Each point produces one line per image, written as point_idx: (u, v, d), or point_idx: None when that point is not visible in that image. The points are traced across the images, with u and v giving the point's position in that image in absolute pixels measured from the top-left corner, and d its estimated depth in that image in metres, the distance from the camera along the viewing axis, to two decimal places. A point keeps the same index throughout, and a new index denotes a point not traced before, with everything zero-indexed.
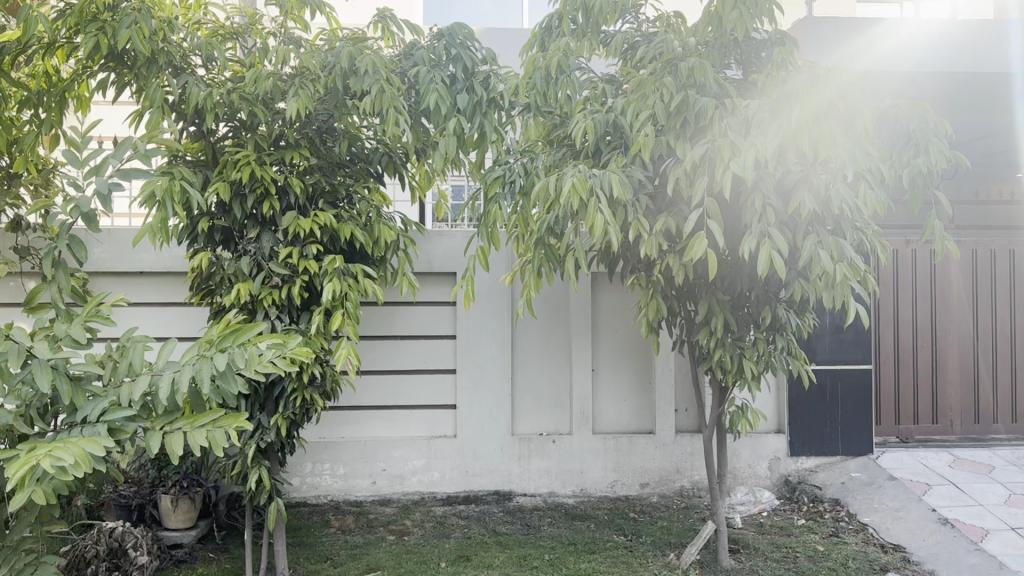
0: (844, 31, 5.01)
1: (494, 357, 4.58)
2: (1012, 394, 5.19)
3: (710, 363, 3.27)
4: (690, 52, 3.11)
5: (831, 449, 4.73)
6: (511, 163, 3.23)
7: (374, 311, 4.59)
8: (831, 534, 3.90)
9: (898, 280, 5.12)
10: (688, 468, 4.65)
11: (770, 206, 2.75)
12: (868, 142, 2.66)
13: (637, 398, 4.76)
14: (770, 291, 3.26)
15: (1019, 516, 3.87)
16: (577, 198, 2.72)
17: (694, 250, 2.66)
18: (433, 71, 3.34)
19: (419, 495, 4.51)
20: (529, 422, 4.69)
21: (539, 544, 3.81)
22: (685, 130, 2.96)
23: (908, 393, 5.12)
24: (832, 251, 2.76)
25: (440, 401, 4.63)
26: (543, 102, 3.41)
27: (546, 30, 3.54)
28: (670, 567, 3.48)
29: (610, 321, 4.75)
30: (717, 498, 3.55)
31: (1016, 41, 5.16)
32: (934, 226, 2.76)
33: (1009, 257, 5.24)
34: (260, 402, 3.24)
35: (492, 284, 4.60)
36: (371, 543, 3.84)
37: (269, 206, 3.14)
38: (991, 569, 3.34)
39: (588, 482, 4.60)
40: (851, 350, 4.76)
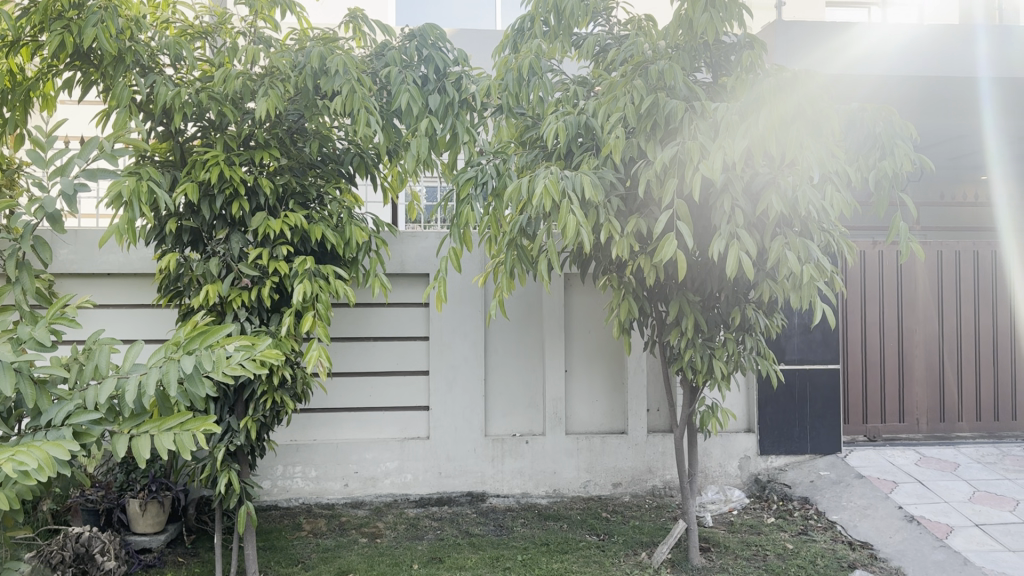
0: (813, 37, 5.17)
1: (467, 358, 4.58)
2: (976, 392, 5.28)
3: (681, 363, 3.30)
4: (660, 54, 3.14)
5: (800, 448, 4.79)
6: (483, 163, 3.22)
7: (346, 312, 4.57)
8: (801, 532, 3.94)
9: (866, 280, 5.19)
10: (660, 467, 4.68)
11: (739, 208, 2.78)
12: (834, 145, 2.70)
13: (609, 398, 4.78)
14: (739, 291, 3.29)
15: (982, 512, 3.95)
16: (548, 200, 2.73)
17: (664, 251, 2.68)
18: (405, 71, 3.33)
19: (392, 496, 4.50)
20: (502, 422, 4.69)
21: (511, 544, 3.82)
22: (655, 132, 2.99)
23: (875, 392, 5.19)
24: (799, 252, 2.79)
25: (412, 402, 4.62)
26: (515, 103, 3.41)
27: (520, 31, 3.55)
28: (642, 566, 3.50)
29: (582, 322, 4.77)
30: (688, 497, 3.57)
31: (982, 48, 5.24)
32: (899, 228, 2.80)
33: (973, 258, 5.33)
34: (230, 403, 3.21)
35: (464, 285, 4.59)
36: (343, 545, 3.82)
37: (238, 206, 3.12)
38: (955, 566, 3.39)
39: (561, 483, 4.61)
40: (820, 350, 4.82)
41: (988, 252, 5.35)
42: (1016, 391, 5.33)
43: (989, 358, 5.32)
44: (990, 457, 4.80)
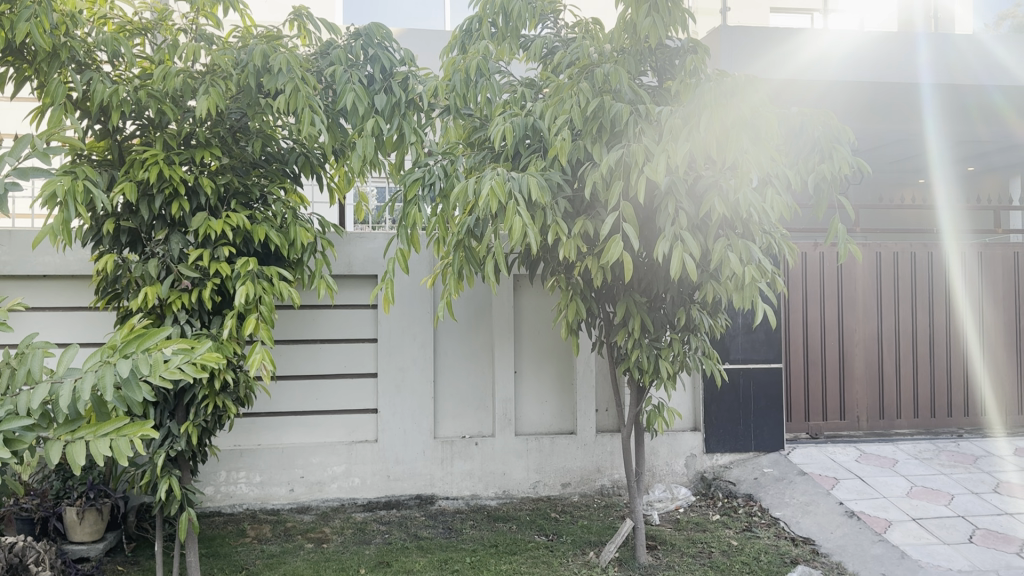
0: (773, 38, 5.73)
1: (416, 360, 4.55)
2: (914, 390, 5.43)
3: (628, 364, 3.33)
4: (606, 58, 3.16)
5: (744, 446, 4.87)
6: (431, 163, 3.18)
7: (291, 314, 4.51)
8: (745, 529, 4.01)
9: (807, 279, 5.31)
10: (609, 467, 4.71)
11: (683, 210, 2.81)
12: (774, 149, 2.74)
13: (558, 399, 4.80)
14: (684, 292, 3.34)
15: (919, 507, 4.06)
16: (495, 201, 2.72)
17: (610, 253, 2.71)
18: (350, 71, 3.30)
19: (339, 501, 4.45)
20: (451, 424, 4.67)
21: (460, 547, 3.80)
22: (602, 135, 3.01)
23: (818, 390, 5.30)
24: (740, 253, 2.85)
25: (360, 406, 4.58)
26: (462, 104, 3.38)
27: (467, 33, 3.54)
28: (590, 565, 3.52)
29: (532, 323, 4.78)
30: (636, 495, 3.61)
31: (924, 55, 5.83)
32: (838, 230, 2.86)
33: (911, 259, 5.47)
34: (170, 408, 3.16)
35: (412, 286, 4.57)
36: (289, 551, 3.77)
37: (178, 207, 3.05)
38: (894, 559, 3.48)
39: (510, 483, 4.61)
40: (763, 350, 4.91)
41: (925, 254, 5.50)
42: (952, 388, 5.48)
43: (926, 356, 5.47)
44: (927, 453, 4.94)
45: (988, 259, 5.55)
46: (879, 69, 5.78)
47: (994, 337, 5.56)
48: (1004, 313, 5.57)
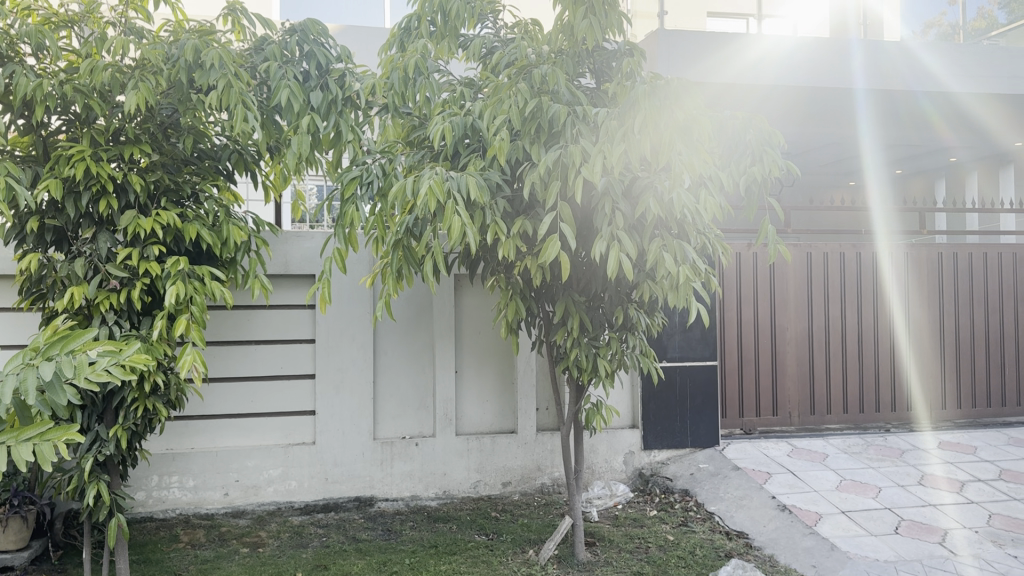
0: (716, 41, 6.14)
1: (355, 360, 4.51)
2: (843, 385, 5.60)
3: (567, 363, 3.35)
4: (543, 59, 3.18)
5: (680, 442, 4.95)
6: (368, 162, 3.12)
7: (225, 315, 4.43)
8: (681, 524, 4.08)
9: (740, 279, 5.43)
10: (549, 465, 4.74)
11: (620, 210, 2.85)
12: (707, 151, 2.80)
13: (499, 399, 4.81)
14: (622, 292, 3.38)
15: (848, 500, 4.19)
16: (434, 200, 2.70)
17: (547, 252, 2.73)
18: (285, 67, 3.26)
19: (275, 505, 4.38)
20: (391, 425, 4.64)
21: (399, 548, 3.78)
22: (539, 135, 3.02)
23: (751, 387, 5.42)
24: (675, 253, 2.90)
25: (297, 407, 4.52)
26: (400, 102, 3.36)
27: (406, 31, 3.50)
28: (529, 563, 3.54)
29: (472, 323, 4.77)
30: (574, 493, 3.64)
31: (857, 61, 6.29)
32: (768, 232, 2.93)
33: (840, 260, 5.64)
34: (98, 411, 3.08)
35: (350, 286, 4.52)
36: (224, 556, 3.70)
37: (106, 204, 2.98)
38: (823, 551, 3.58)
39: (450, 484, 4.61)
40: (699, 348, 5.00)
41: (854, 255, 5.67)
42: (879, 384, 5.67)
43: (855, 354, 5.64)
44: (856, 448, 5.10)
45: (913, 260, 5.74)
46: (816, 72, 6.22)
47: (919, 335, 5.76)
48: (928, 312, 5.77)
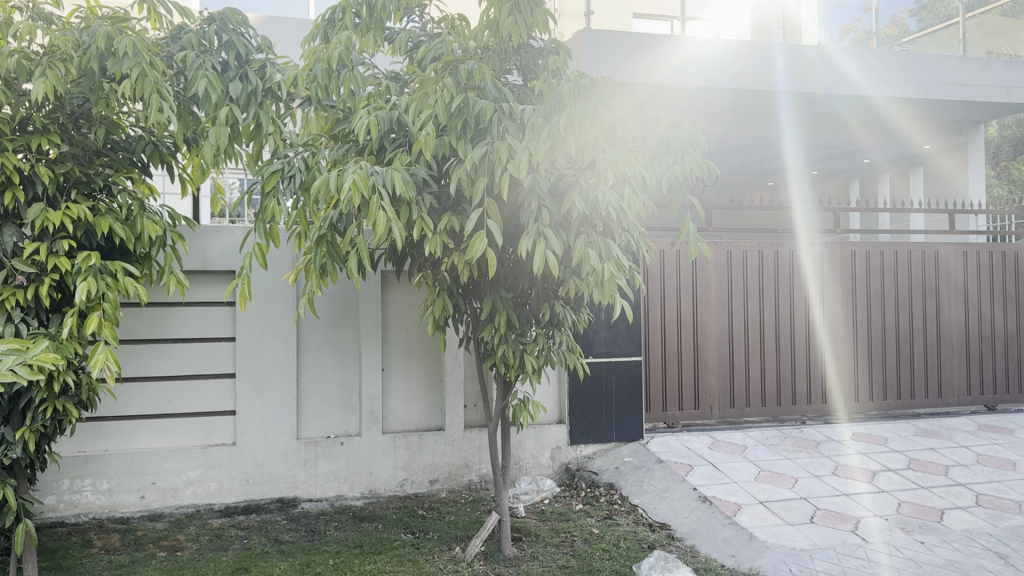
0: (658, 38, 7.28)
1: (277, 359, 4.41)
2: (761, 379, 5.76)
3: (495, 359, 3.36)
4: (469, 54, 3.16)
5: (606, 436, 5.01)
6: (290, 155, 3.02)
7: (139, 313, 4.29)
8: (606, 517, 4.13)
9: (664, 277, 5.52)
10: (477, 461, 4.74)
11: (546, 208, 2.87)
12: (629, 150, 2.83)
13: (427, 396, 4.77)
14: (549, 288, 3.40)
15: (766, 491, 4.31)
16: (358, 195, 2.65)
17: (474, 248, 2.73)
18: (203, 56, 3.18)
19: (194, 507, 4.27)
20: (315, 424, 4.55)
21: (323, 548, 3.73)
22: (466, 131, 3.00)
23: (674, 381, 5.53)
24: (599, 249, 2.93)
25: (216, 408, 4.40)
26: (324, 95, 3.30)
27: (331, 22, 3.43)
28: (455, 560, 3.54)
29: (398, 320, 4.72)
30: (501, 489, 3.64)
31: (779, 62, 7.49)
32: (689, 230, 2.98)
33: (759, 258, 5.79)
34: (4, 413, 2.95)
35: (272, 283, 4.42)
36: (139, 560, 3.58)
37: (12, 196, 2.86)
38: (742, 541, 3.67)
39: (376, 483, 4.56)
40: (624, 343, 5.07)
41: (772, 253, 5.83)
42: (795, 378, 5.85)
43: (772, 349, 5.81)
44: (773, 439, 5.25)
45: (827, 258, 5.94)
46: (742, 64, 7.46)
47: (834, 330, 5.96)
48: (842, 308, 5.98)
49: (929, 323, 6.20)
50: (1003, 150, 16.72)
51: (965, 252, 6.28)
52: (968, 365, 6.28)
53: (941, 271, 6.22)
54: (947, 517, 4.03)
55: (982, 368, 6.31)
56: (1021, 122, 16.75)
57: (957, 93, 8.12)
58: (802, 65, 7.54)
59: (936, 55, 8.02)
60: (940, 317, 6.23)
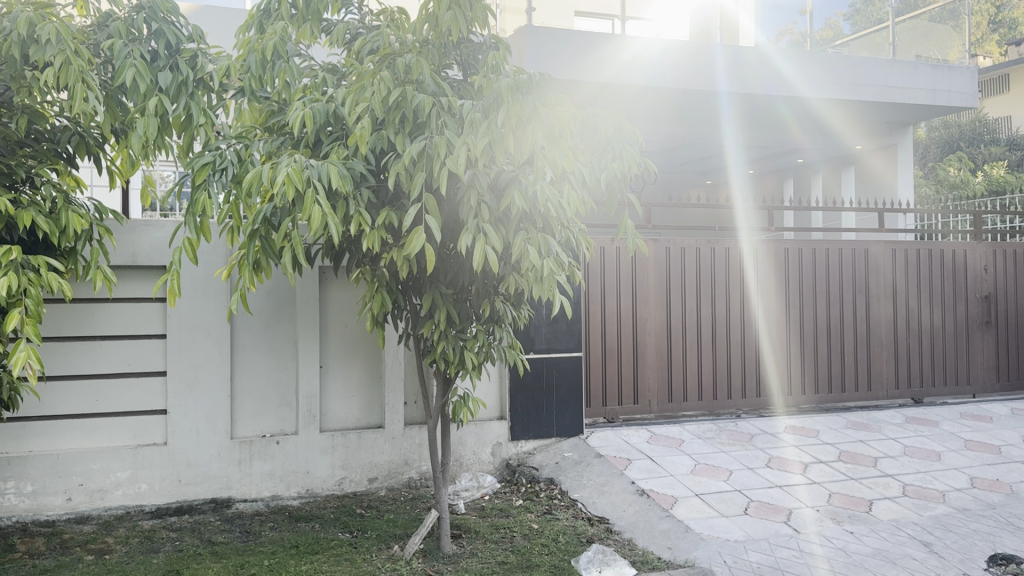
0: (603, 39, 7.60)
1: (210, 357, 4.31)
2: (698, 374, 5.85)
3: (434, 355, 3.33)
4: (408, 48, 3.13)
5: (546, 432, 5.03)
6: (222, 148, 2.94)
7: (65, 310, 4.15)
8: (546, 512, 4.14)
9: (604, 272, 5.56)
10: (417, 459, 4.71)
11: (486, 204, 2.86)
12: (567, 146, 2.84)
13: (366, 393, 4.71)
14: (489, 285, 3.38)
15: (702, 484, 4.38)
16: (292, 189, 2.60)
17: (412, 244, 2.71)
18: (131, 45, 3.09)
19: (124, 509, 4.16)
20: (249, 423, 4.46)
21: (258, 549, 3.65)
22: (404, 125, 2.96)
23: (614, 376, 5.57)
24: (538, 246, 2.93)
25: (146, 407, 4.27)
26: (257, 86, 3.23)
27: (266, 12, 3.33)
28: (394, 558, 3.51)
29: (337, 318, 4.64)
30: (440, 486, 3.61)
31: (720, 62, 8.05)
32: (627, 227, 2.99)
33: (697, 255, 5.88)
34: None
35: (205, 279, 4.31)
36: (65, 564, 3.46)
37: None
38: (679, 533, 3.73)
39: (313, 482, 4.49)
40: (565, 339, 5.09)
41: (710, 250, 5.92)
42: (732, 373, 5.96)
43: (709, 345, 5.90)
44: (710, 433, 5.34)
45: (762, 255, 6.06)
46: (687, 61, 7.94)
47: (769, 325, 6.08)
48: (778, 304, 6.10)
49: (859, 319, 6.37)
50: (931, 151, 17.33)
51: (894, 249, 6.47)
52: (896, 359, 6.47)
53: (871, 268, 6.40)
54: (875, 507, 4.15)
55: (909, 362, 6.50)
56: (946, 123, 17.38)
57: (888, 94, 8.63)
58: (744, 68, 8.15)
59: (867, 58, 8.55)
60: (869, 313, 6.40)
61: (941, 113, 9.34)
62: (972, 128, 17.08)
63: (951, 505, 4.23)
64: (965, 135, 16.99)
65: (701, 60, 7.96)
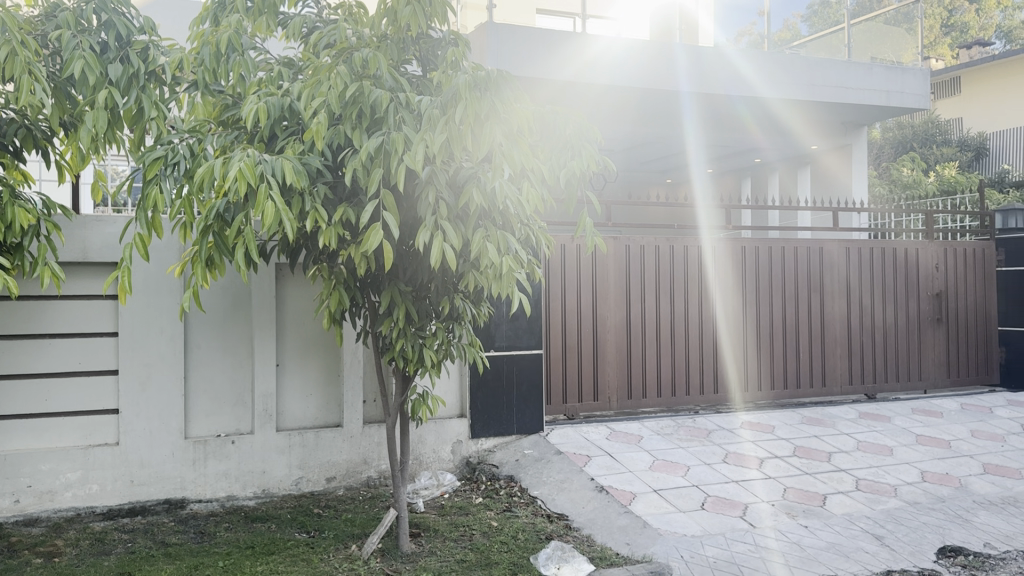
0: (566, 40, 7.63)
1: (163, 355, 4.23)
2: (657, 370, 5.89)
3: (393, 353, 3.30)
4: (365, 42, 3.10)
5: (506, 429, 5.03)
6: (174, 142, 2.89)
7: (12, 308, 4.04)
8: (505, 509, 4.14)
9: (564, 270, 5.57)
10: (376, 458, 4.68)
11: (444, 200, 2.84)
12: (525, 143, 2.83)
13: (323, 392, 4.66)
14: (448, 282, 3.36)
15: (661, 479, 4.41)
16: (245, 184, 2.55)
17: (369, 241, 2.68)
18: (80, 36, 3.01)
19: (74, 511, 4.07)
20: (204, 423, 4.39)
21: (213, 550, 3.59)
22: (361, 121, 2.92)
23: (574, 373, 5.59)
24: (497, 243, 2.93)
25: (98, 406, 4.18)
26: (211, 79, 3.17)
27: (221, 4, 3.25)
28: (352, 558, 3.48)
29: (294, 316, 4.59)
30: (399, 485, 3.58)
31: (681, 62, 8.12)
32: (586, 225, 2.99)
33: (656, 253, 5.92)
34: None
35: (158, 276, 4.23)
36: (12, 568, 3.37)
37: None
38: (637, 529, 3.75)
39: (270, 482, 4.44)
40: (525, 336, 5.10)
41: (669, 248, 5.97)
42: (691, 369, 6.01)
43: (668, 342, 5.94)
44: (668, 429, 5.38)
45: (720, 253, 6.12)
46: (648, 59, 7.98)
47: (727, 322, 6.15)
48: (735, 301, 6.17)
49: (815, 316, 6.47)
50: (885, 151, 17.68)
51: (848, 248, 6.59)
52: (850, 356, 6.58)
53: (826, 266, 6.51)
54: (829, 501, 4.21)
55: (863, 358, 6.62)
56: (900, 124, 17.75)
57: (842, 95, 8.74)
58: (703, 67, 8.21)
59: (824, 59, 8.68)
60: (824, 310, 6.51)
61: (895, 113, 9.52)
62: (924, 130, 17.47)
63: (903, 498, 4.32)
64: (918, 135, 17.36)
65: (662, 59, 8.04)
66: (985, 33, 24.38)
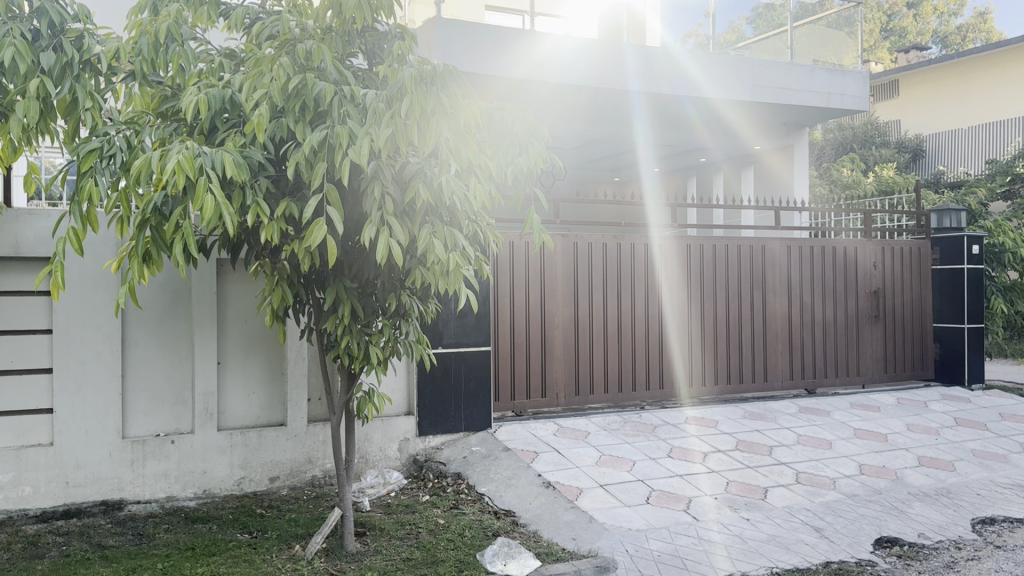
0: (516, 38, 7.70)
1: (99, 354, 4.12)
2: (604, 366, 5.93)
3: (338, 350, 3.26)
4: (309, 35, 3.06)
5: (454, 426, 5.01)
6: (110, 134, 2.81)
7: None
8: (452, 507, 4.13)
9: (513, 267, 5.57)
10: (321, 456, 4.63)
11: (389, 195, 2.81)
12: (472, 140, 2.82)
13: (266, 390, 4.59)
14: (394, 279, 3.33)
15: (607, 475, 4.44)
16: (183, 177, 2.49)
17: (313, 236, 2.64)
18: (11, 23, 2.91)
19: (5, 514, 3.94)
20: (142, 423, 4.28)
21: (151, 552, 3.51)
22: (305, 114, 2.87)
23: (522, 370, 5.60)
24: (444, 240, 2.91)
25: (31, 406, 4.05)
26: (149, 70, 3.08)
27: None
28: (295, 558, 3.43)
29: (236, 313, 4.50)
30: (344, 484, 3.54)
31: (631, 62, 8.19)
32: (534, 221, 2.99)
33: (603, 250, 5.96)
34: None
35: (94, 272, 4.11)
36: None
37: None
38: (583, 523, 3.78)
39: (211, 482, 4.35)
40: (473, 333, 5.09)
41: (616, 245, 6.01)
42: (637, 365, 6.07)
43: (614, 338, 5.99)
44: (615, 424, 5.43)
45: (667, 251, 6.19)
46: (597, 56, 8.03)
47: (673, 319, 6.22)
48: (680, 298, 6.25)
49: (757, 312, 6.59)
50: (826, 151, 18.09)
51: (790, 246, 6.72)
52: (792, 351, 6.72)
53: (768, 264, 6.63)
54: (770, 494, 4.30)
55: (804, 354, 6.77)
56: (841, 126, 18.21)
57: (784, 96, 8.89)
58: (651, 65, 8.29)
59: (768, 61, 8.86)
60: (767, 307, 6.63)
61: (837, 114, 9.74)
62: (864, 131, 17.96)
63: (841, 491, 4.43)
64: (858, 137, 17.85)
65: (611, 59, 8.10)
66: (922, 38, 25.14)
